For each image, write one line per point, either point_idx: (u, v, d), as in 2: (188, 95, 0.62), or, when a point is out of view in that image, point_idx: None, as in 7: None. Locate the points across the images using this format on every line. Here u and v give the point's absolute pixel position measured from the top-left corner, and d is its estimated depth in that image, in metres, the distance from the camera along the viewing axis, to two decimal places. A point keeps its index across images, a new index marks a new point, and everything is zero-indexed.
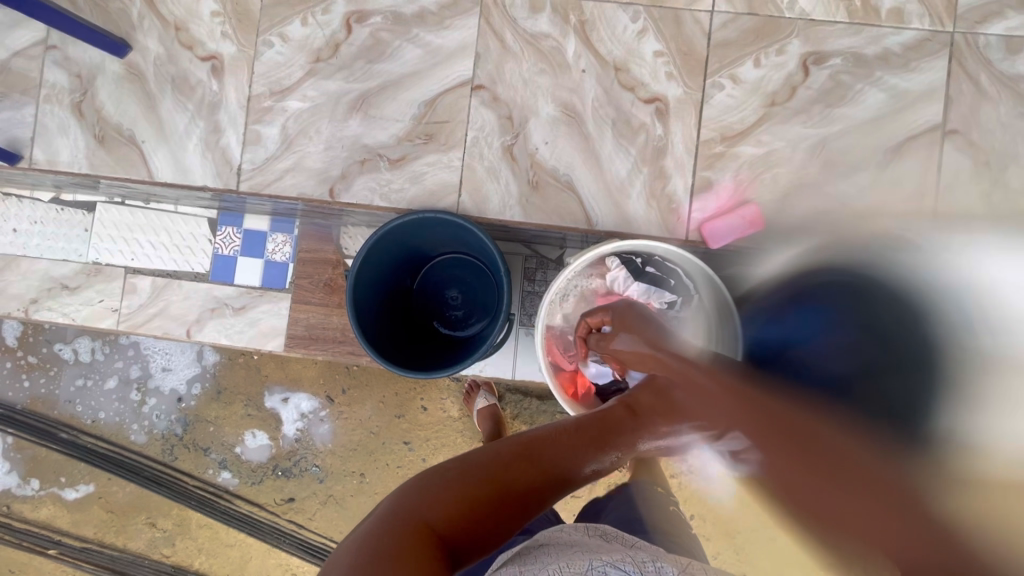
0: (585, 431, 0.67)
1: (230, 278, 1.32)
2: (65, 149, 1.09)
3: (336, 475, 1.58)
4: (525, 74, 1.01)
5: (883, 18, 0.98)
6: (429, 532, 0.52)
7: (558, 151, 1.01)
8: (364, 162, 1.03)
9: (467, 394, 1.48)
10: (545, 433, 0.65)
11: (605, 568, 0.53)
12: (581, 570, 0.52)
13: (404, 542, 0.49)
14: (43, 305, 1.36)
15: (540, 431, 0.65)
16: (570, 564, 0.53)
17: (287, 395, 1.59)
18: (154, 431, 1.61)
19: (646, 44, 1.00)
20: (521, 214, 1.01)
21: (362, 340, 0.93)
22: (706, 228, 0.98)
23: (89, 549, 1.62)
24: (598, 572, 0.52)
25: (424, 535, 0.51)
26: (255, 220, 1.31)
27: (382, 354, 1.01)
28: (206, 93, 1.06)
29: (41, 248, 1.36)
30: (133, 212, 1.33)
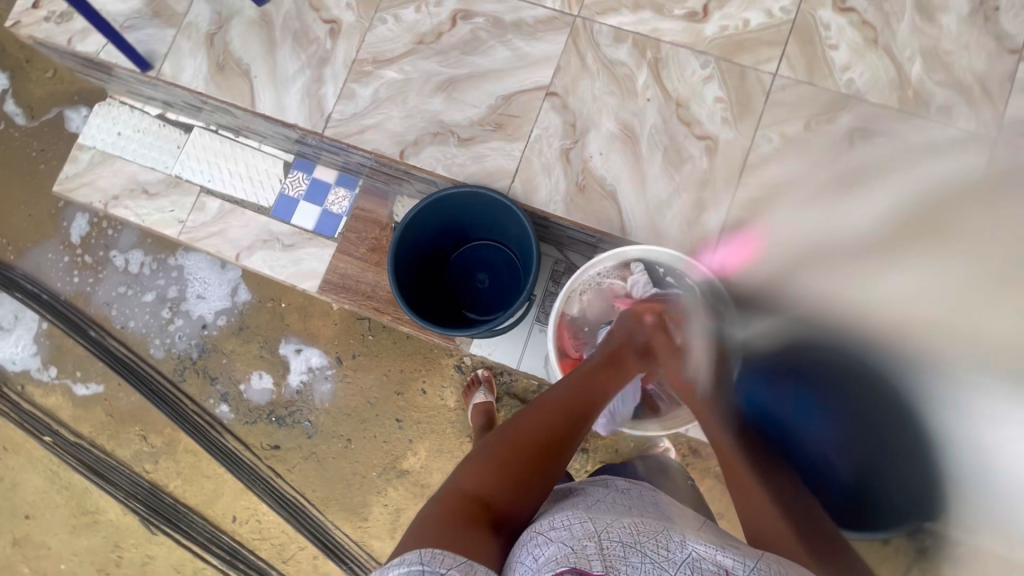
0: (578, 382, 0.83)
1: (288, 217, 1.44)
2: (189, 69, 1.25)
3: (324, 435, 1.60)
4: (596, 92, 1.13)
5: (932, 113, 1.06)
6: (478, 500, 0.65)
7: (610, 163, 1.11)
8: (436, 135, 1.15)
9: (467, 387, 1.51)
10: (549, 394, 0.81)
11: (678, 534, 0.59)
12: (654, 531, 0.59)
13: (462, 511, 0.63)
14: (122, 202, 1.51)
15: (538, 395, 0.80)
16: (644, 524, 0.60)
17: (301, 347, 1.64)
18: (173, 350, 1.68)
19: (709, 90, 1.11)
20: (563, 210, 1.11)
21: (392, 280, 1.03)
22: (727, 264, 1.06)
23: (80, 445, 1.68)
24: (672, 536, 0.58)
25: (476, 505, 0.64)
26: (324, 171, 1.44)
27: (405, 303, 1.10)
28: (319, 49, 1.21)
29: (135, 153, 1.52)
30: (223, 141, 1.49)
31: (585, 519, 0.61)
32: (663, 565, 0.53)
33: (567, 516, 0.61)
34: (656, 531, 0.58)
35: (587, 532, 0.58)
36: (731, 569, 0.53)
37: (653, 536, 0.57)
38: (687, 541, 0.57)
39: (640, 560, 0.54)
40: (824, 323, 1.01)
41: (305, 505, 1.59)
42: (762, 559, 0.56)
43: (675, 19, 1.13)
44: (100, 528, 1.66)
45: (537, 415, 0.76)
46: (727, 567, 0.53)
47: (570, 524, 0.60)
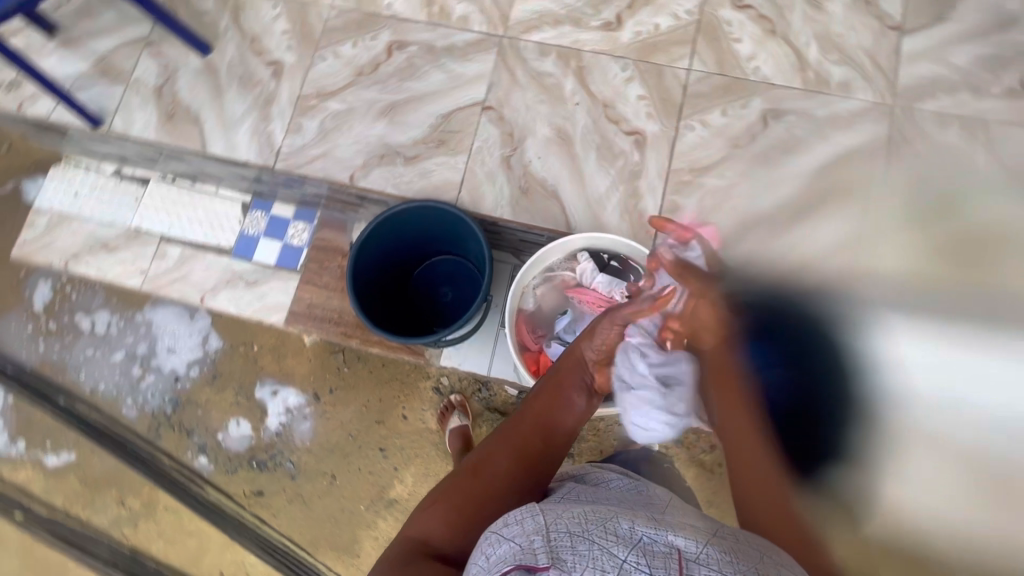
0: (550, 392, 0.76)
1: (250, 255, 1.47)
2: (140, 122, 1.30)
3: (308, 474, 1.58)
4: (529, 102, 1.21)
5: (833, 88, 1.16)
6: (428, 545, 0.61)
7: (548, 165, 1.18)
8: (383, 157, 1.21)
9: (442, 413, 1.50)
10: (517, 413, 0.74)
11: (628, 522, 0.54)
12: (602, 519, 0.54)
13: (409, 558, 0.59)
14: (83, 260, 1.52)
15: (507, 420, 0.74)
16: (594, 511, 0.55)
17: (277, 388, 1.63)
18: (145, 407, 1.66)
19: (631, 89, 1.19)
20: (510, 213, 1.16)
21: (349, 290, 1.06)
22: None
23: (54, 519, 1.62)
24: (621, 524, 0.53)
25: (424, 550, 0.60)
26: (282, 208, 1.48)
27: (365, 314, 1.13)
28: (264, 90, 1.28)
29: (93, 210, 1.54)
30: (180, 189, 1.52)
31: (537, 509, 0.55)
32: (615, 551, 0.49)
33: (519, 510, 0.54)
34: (607, 516, 0.54)
35: (537, 526, 0.52)
36: (684, 550, 0.50)
37: (600, 524, 0.52)
38: (637, 529, 0.52)
39: (589, 548, 0.49)
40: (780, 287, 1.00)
41: (294, 549, 1.55)
42: (716, 537, 0.53)
43: (592, 30, 1.23)
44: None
45: (502, 445, 0.70)
46: (679, 547, 0.50)
47: (522, 518, 0.54)
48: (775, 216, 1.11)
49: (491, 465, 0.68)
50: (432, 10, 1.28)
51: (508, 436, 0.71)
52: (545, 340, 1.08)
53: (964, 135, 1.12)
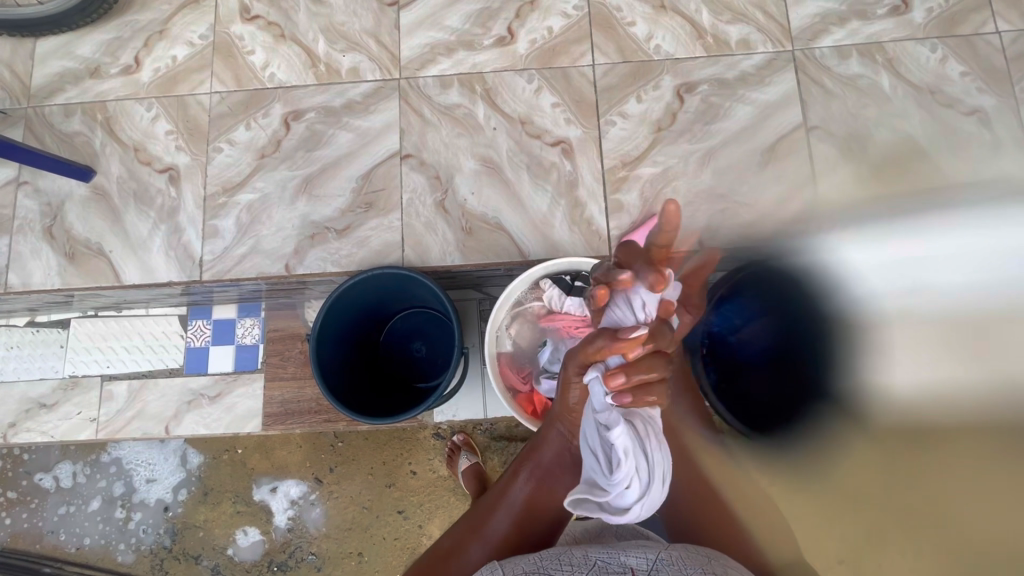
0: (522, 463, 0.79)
1: (204, 367, 1.38)
2: (38, 271, 1.18)
3: (334, 560, 1.51)
4: (446, 139, 1.16)
5: (734, 48, 1.17)
6: None
7: (484, 198, 1.14)
8: (314, 236, 1.14)
9: (449, 457, 1.45)
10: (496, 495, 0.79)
11: (584, 552, 0.61)
12: (560, 554, 0.61)
13: None
14: (22, 427, 1.39)
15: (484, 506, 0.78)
16: (553, 551, 0.62)
17: (275, 484, 1.55)
18: (142, 548, 1.55)
19: (544, 99, 1.17)
20: (460, 257, 1.12)
21: (318, 381, 1.00)
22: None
23: None
24: (577, 555, 0.60)
25: None
26: (224, 309, 1.39)
27: (341, 400, 1.07)
28: (165, 200, 1.18)
29: (17, 370, 1.40)
30: (107, 321, 1.41)
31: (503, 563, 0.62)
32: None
33: (485, 567, 0.62)
34: (565, 552, 0.61)
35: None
36: (635, 567, 0.57)
37: (555, 559, 0.60)
38: (589, 557, 0.60)
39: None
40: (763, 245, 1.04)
41: None
42: (665, 548, 0.61)
43: (487, 49, 1.19)
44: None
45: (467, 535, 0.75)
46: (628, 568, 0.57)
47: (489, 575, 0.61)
48: (718, 186, 1.11)
49: (463, 552, 0.72)
50: (319, 70, 1.21)
51: (477, 526, 0.76)
52: (534, 376, 1.05)
53: (865, 62, 1.15)
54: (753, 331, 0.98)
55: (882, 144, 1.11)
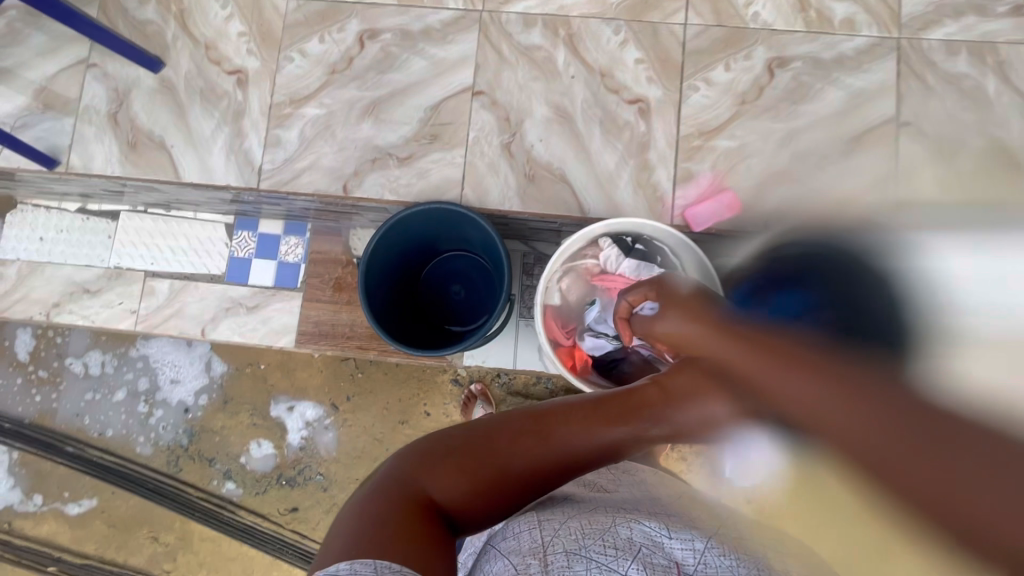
0: (602, 408, 0.72)
1: (245, 278, 1.39)
2: (100, 155, 1.18)
3: (340, 483, 1.57)
4: (521, 81, 1.13)
5: (836, 27, 1.10)
6: (426, 500, 0.57)
7: (552, 147, 1.11)
8: (374, 161, 1.13)
9: (464, 405, 1.48)
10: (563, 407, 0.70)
11: (628, 529, 0.59)
12: (602, 527, 0.59)
13: (398, 503, 0.55)
14: (64, 308, 1.42)
15: (549, 405, 0.70)
16: (592, 521, 0.60)
17: (293, 403, 1.60)
18: (160, 442, 1.62)
19: (628, 53, 1.12)
20: (519, 204, 1.10)
21: (365, 305, 1.00)
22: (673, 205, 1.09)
23: (89, 565, 1.60)
24: (623, 531, 0.59)
25: (420, 502, 0.56)
26: (270, 225, 1.41)
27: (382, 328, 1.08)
28: (231, 102, 1.17)
29: (64, 254, 1.43)
30: (155, 219, 1.42)
31: (536, 525, 0.61)
32: (612, 564, 0.54)
33: (518, 523, 0.61)
34: (605, 527, 0.59)
35: (534, 545, 0.57)
36: (680, 561, 0.56)
37: (600, 534, 0.58)
38: (635, 537, 0.58)
39: (587, 566, 0.54)
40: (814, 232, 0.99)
41: None
42: (715, 541, 0.59)
43: None
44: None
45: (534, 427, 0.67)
46: (678, 560, 0.56)
47: (520, 533, 0.60)
48: (794, 170, 1.07)
49: (515, 452, 0.64)
50: None
51: (540, 425, 0.67)
52: (580, 336, 1.05)
53: (973, 61, 1.08)
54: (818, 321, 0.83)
55: (975, 152, 1.06)
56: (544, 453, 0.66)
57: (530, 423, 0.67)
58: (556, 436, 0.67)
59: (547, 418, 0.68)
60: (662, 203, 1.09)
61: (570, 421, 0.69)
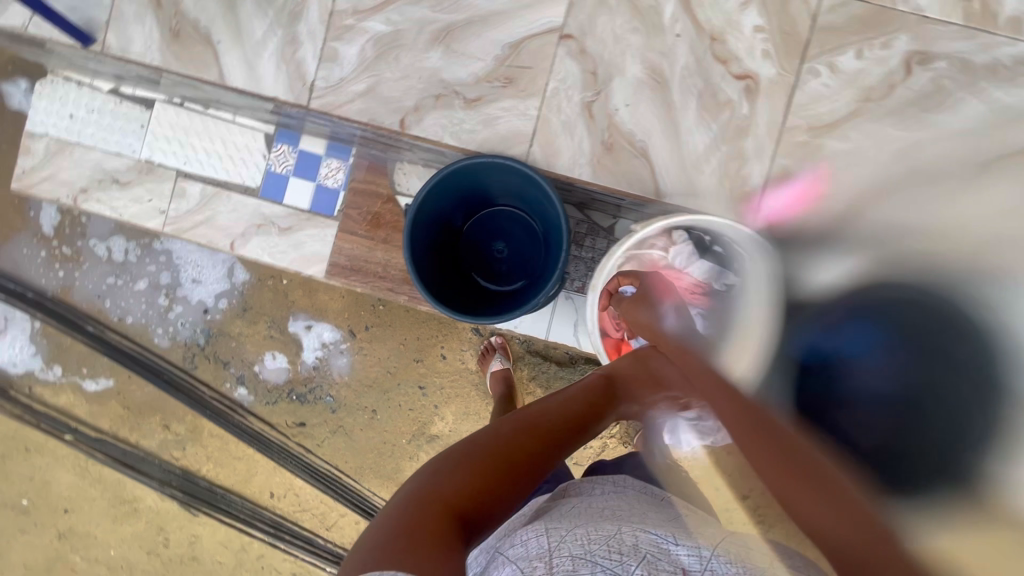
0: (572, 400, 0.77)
1: (281, 196, 1.32)
2: (139, 40, 1.07)
3: (349, 408, 1.59)
4: (617, 30, 0.98)
5: (1000, 26, 0.93)
6: (449, 510, 0.58)
7: (638, 115, 0.99)
8: (438, 97, 1.01)
9: (482, 355, 1.49)
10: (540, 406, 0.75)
11: (635, 536, 0.56)
12: (608, 534, 0.56)
13: (425, 520, 0.55)
14: (92, 196, 1.36)
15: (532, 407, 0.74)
16: (598, 529, 0.58)
17: (311, 322, 1.58)
18: (177, 338, 1.62)
19: (748, 17, 0.96)
20: (590, 174, 1.00)
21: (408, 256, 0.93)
22: (765, 212, 0.97)
23: (104, 440, 1.66)
24: (628, 537, 0.56)
25: (446, 514, 0.57)
26: (312, 142, 1.31)
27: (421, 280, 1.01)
28: (288, 2, 1.03)
29: (94, 137, 1.35)
30: (191, 115, 1.32)
31: (541, 532, 0.59)
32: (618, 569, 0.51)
33: (524, 534, 0.59)
34: (611, 534, 0.56)
35: (540, 551, 0.55)
36: (687, 568, 0.52)
37: (604, 540, 0.55)
38: (642, 541, 0.55)
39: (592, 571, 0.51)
40: (913, 264, 0.94)
41: (340, 476, 1.59)
42: (727, 550, 0.56)
43: None
44: (140, 515, 1.66)
45: (522, 426, 0.70)
46: (684, 565, 0.52)
47: (526, 541, 0.58)
48: (915, 189, 0.94)
49: (510, 444, 0.67)
50: None
51: (530, 424, 0.71)
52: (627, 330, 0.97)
53: None
54: (878, 366, 0.94)
55: None
56: (536, 439, 0.69)
57: (521, 426, 0.70)
58: (541, 425, 0.72)
59: (535, 419, 0.72)
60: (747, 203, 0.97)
61: (550, 413, 0.74)
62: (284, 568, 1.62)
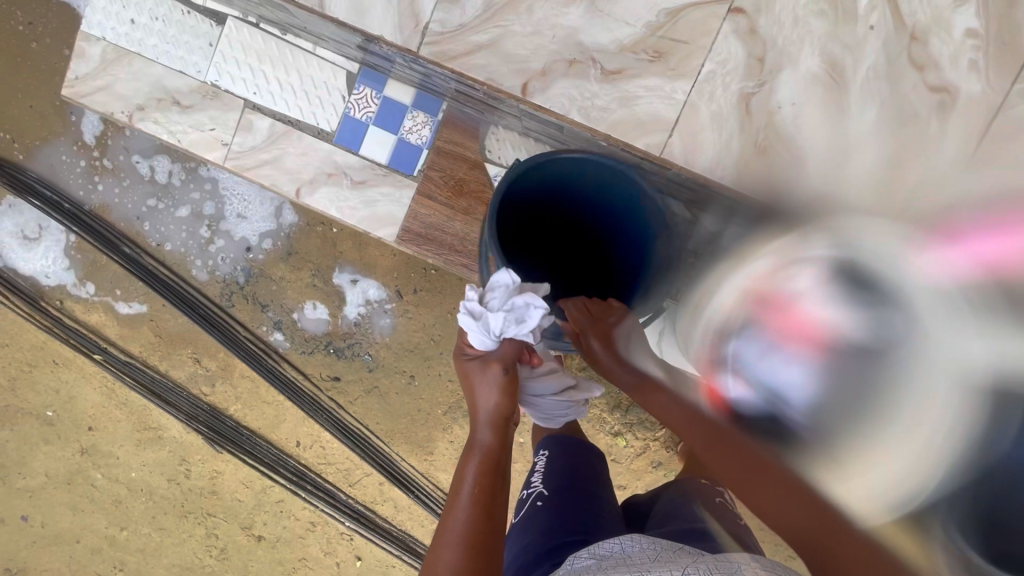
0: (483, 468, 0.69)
1: (357, 145, 1.19)
2: None
3: (386, 369, 1.51)
4: (798, 11, 0.84)
5: None
6: None
7: (803, 118, 0.85)
8: (572, 63, 0.87)
9: None
10: (455, 479, 0.69)
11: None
12: None
13: None
14: (148, 116, 1.22)
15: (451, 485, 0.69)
16: None
17: (357, 277, 1.49)
18: (216, 273, 1.51)
19: (959, 17, 0.82)
20: (733, 179, 0.88)
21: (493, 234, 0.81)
22: (974, 250, 0.69)
23: (133, 365, 1.54)
24: None
25: None
26: (399, 90, 1.17)
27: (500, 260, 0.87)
28: None
29: (157, 50, 1.21)
30: (266, 39, 1.18)
31: None
32: None
33: None
34: None
35: None
36: None
37: None
38: None
39: None
40: None
41: (370, 437, 1.52)
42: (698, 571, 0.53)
43: None
44: (165, 444, 1.57)
45: (455, 509, 0.65)
46: None
47: None
48: None
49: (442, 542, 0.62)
50: None
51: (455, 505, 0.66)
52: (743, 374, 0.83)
53: None
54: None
55: None
56: (457, 516, 0.64)
57: (444, 517, 0.65)
58: (456, 499, 0.66)
59: (452, 495, 0.68)
60: (939, 230, 0.72)
61: (459, 483, 0.68)
62: (302, 517, 1.56)
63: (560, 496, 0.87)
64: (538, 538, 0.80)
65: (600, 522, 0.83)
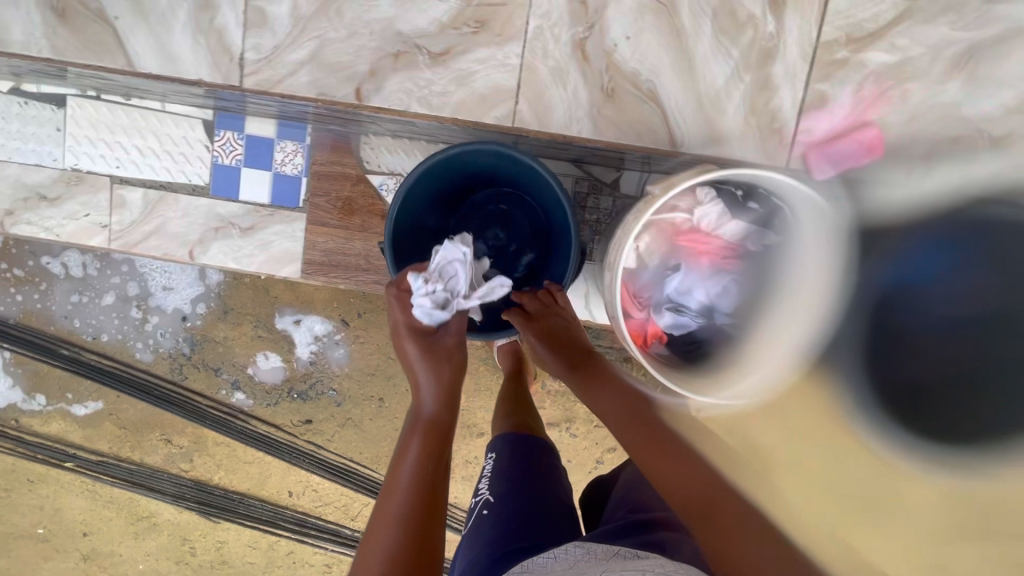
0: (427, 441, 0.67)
1: (235, 192, 1.15)
2: (18, 28, 1.07)
3: (355, 400, 1.48)
4: None
5: None
6: None
7: (642, 50, 0.91)
8: (398, 56, 0.96)
9: None
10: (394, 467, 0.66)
11: None
12: None
13: None
14: (20, 218, 1.17)
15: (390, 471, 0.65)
16: None
17: (299, 317, 1.45)
18: (161, 349, 1.47)
19: None
20: (592, 128, 0.93)
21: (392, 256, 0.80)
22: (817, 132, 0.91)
23: (106, 463, 1.51)
24: None
25: None
26: (258, 125, 1.12)
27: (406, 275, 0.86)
28: None
29: (8, 149, 1.16)
30: (112, 109, 1.13)
31: None
32: None
33: None
34: None
35: None
36: None
37: None
38: None
39: None
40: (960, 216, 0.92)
41: (356, 468, 1.50)
42: None
43: None
44: (161, 529, 1.55)
45: (392, 495, 0.62)
46: None
47: None
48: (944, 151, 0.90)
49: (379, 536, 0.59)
50: None
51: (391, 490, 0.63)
52: (650, 306, 0.87)
53: None
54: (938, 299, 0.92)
55: None
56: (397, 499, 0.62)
57: (387, 502, 0.62)
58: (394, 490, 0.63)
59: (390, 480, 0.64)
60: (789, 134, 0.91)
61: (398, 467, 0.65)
62: (316, 561, 1.55)
63: (508, 502, 0.84)
64: (483, 547, 0.80)
65: (548, 521, 0.81)
